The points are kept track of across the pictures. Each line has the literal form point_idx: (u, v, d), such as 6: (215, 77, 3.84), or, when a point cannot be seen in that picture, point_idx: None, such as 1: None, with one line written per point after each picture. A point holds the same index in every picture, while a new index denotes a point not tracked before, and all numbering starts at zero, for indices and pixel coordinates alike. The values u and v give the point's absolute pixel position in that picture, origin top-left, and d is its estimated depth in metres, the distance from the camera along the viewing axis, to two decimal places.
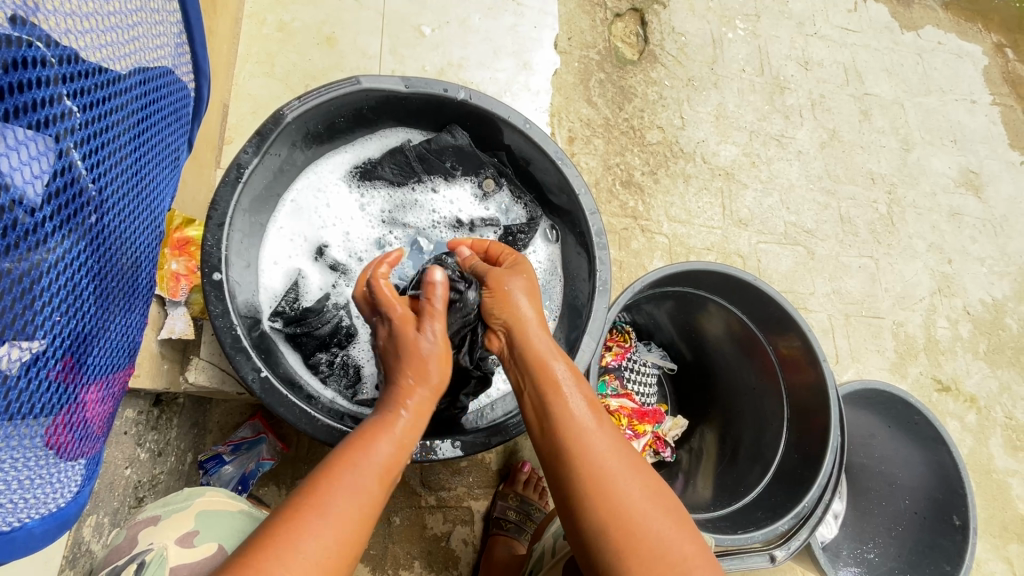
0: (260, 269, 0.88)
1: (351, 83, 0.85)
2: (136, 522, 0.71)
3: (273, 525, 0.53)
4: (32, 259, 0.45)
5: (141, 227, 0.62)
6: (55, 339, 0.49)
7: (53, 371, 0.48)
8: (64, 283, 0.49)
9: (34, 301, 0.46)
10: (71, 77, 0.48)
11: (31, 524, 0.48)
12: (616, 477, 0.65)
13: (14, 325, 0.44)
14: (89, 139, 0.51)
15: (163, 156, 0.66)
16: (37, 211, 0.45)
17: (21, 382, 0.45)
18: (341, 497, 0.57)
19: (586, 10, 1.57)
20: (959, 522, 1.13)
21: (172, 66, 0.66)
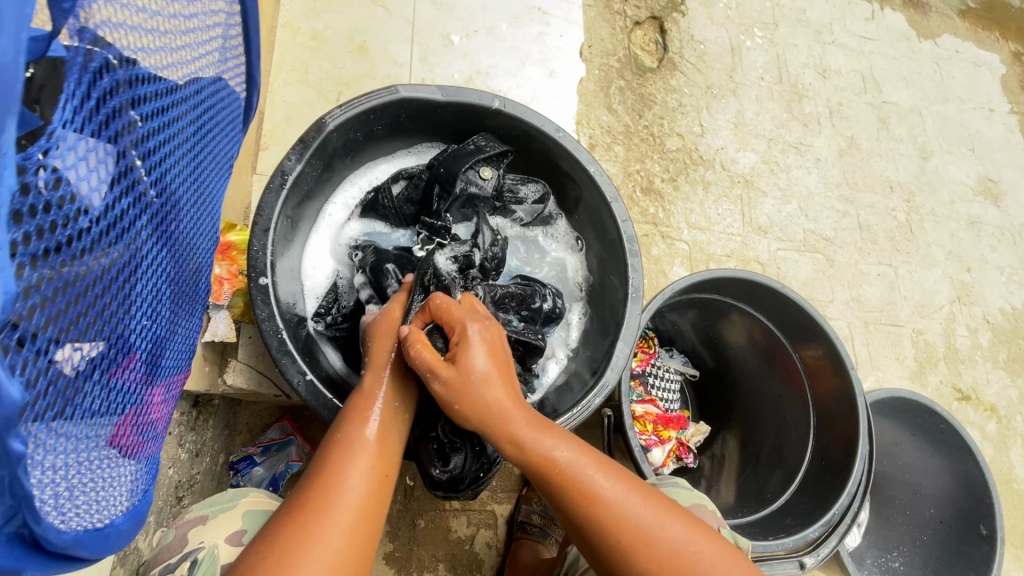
0: (304, 271, 0.91)
1: (390, 92, 0.86)
2: (184, 522, 0.72)
3: (288, 525, 0.56)
4: (111, 265, 0.47)
5: (201, 232, 0.64)
6: (123, 341, 0.50)
7: (131, 371, 0.51)
8: (138, 290, 0.52)
9: (115, 304, 0.49)
10: (134, 88, 0.50)
11: (118, 522, 0.50)
12: (618, 512, 0.63)
13: (90, 329, 0.45)
14: (157, 152, 0.54)
15: (217, 161, 0.68)
16: (106, 217, 0.47)
17: (106, 383, 0.48)
18: (349, 478, 0.60)
19: (607, 18, 1.58)
20: (986, 531, 1.13)
21: (222, 74, 0.68)
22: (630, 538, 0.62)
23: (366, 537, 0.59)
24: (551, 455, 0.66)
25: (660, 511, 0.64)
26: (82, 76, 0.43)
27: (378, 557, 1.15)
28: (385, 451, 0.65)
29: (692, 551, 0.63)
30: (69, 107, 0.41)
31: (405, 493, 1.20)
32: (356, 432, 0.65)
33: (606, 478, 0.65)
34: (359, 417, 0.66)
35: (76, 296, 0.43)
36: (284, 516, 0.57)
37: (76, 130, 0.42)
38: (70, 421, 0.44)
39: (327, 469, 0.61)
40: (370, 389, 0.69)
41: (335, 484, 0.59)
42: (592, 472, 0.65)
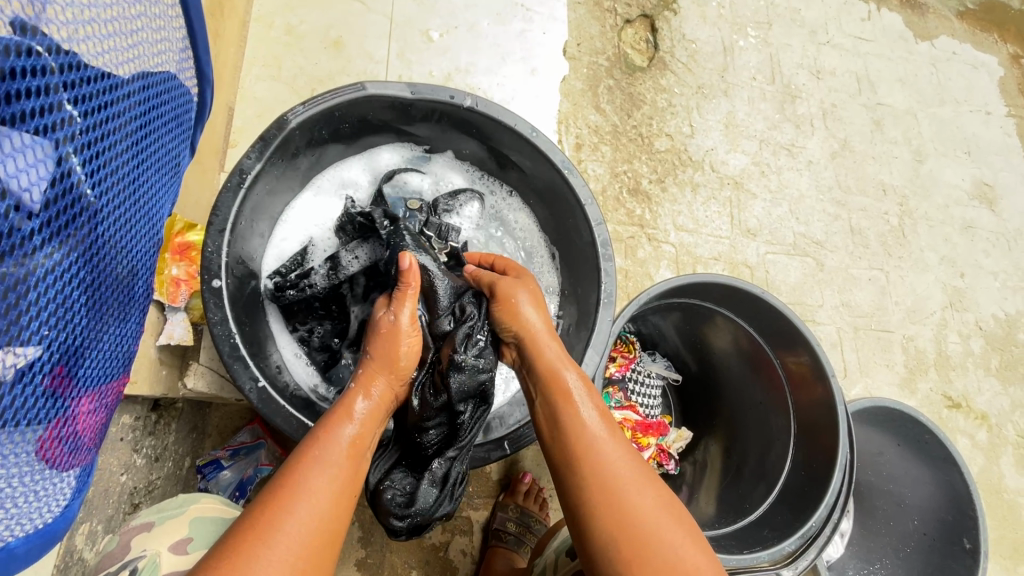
0: (273, 239, 0.90)
1: (356, 89, 0.84)
2: (129, 528, 0.70)
3: (245, 537, 0.51)
4: (15, 273, 0.43)
5: (138, 234, 0.60)
6: (43, 352, 0.47)
7: (39, 384, 0.47)
8: (54, 295, 0.48)
9: (21, 312, 0.44)
10: (71, 82, 0.48)
11: (14, 544, 0.46)
12: (598, 452, 0.64)
13: (2, 336, 0.43)
14: (84, 146, 0.50)
15: (164, 163, 0.65)
16: (30, 221, 0.44)
17: (2, 397, 0.43)
18: (316, 494, 0.56)
19: (596, 15, 1.55)
20: (969, 544, 1.10)
21: (174, 70, 0.66)
22: (603, 483, 0.61)
23: (321, 561, 0.54)
24: (563, 376, 0.70)
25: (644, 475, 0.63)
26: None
27: (348, 563, 1.13)
28: (357, 469, 0.61)
29: (659, 526, 0.59)
30: None
31: None
32: (332, 439, 0.61)
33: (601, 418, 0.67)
34: (338, 427, 0.62)
35: None
36: (242, 525, 0.52)
37: None
38: None
39: (291, 478, 0.56)
40: (351, 404, 0.65)
41: (298, 498, 0.54)
42: (589, 405, 0.68)
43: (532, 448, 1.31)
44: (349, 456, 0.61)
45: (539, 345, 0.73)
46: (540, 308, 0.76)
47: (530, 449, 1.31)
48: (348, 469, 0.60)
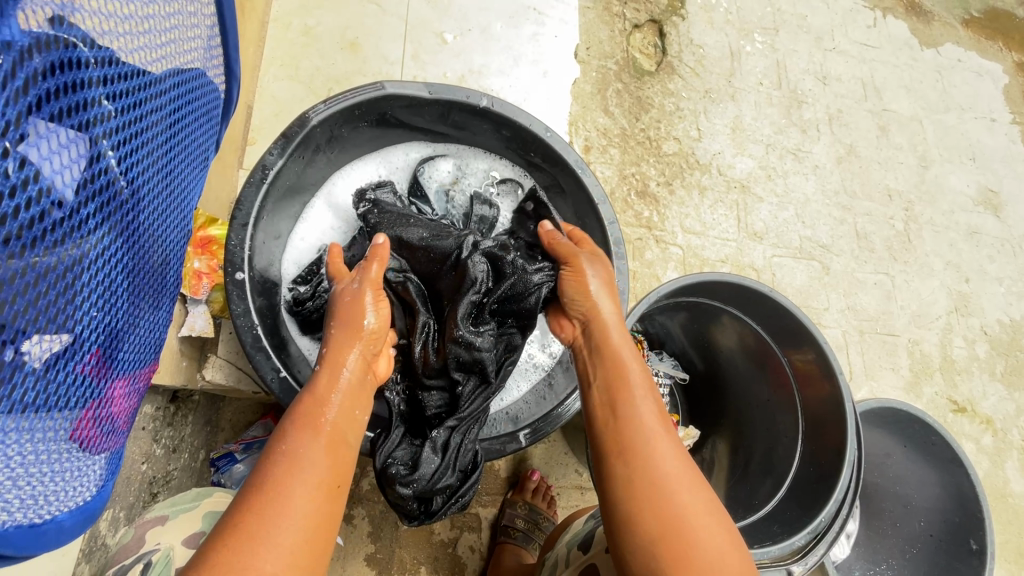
0: (288, 245, 0.91)
1: (376, 88, 0.86)
2: (143, 522, 0.72)
3: (233, 531, 0.52)
4: (63, 260, 0.45)
5: (171, 223, 0.62)
6: (87, 333, 0.49)
7: (83, 364, 0.49)
8: (98, 279, 0.50)
9: (67, 296, 0.46)
10: (109, 77, 0.49)
11: (62, 518, 0.48)
12: (650, 442, 0.65)
13: (50, 318, 0.44)
14: (120, 139, 0.51)
15: (193, 156, 0.67)
16: (74, 207, 0.46)
17: (48, 376, 0.45)
18: (297, 486, 0.56)
19: (606, 20, 1.58)
20: (976, 546, 1.10)
21: (202, 67, 0.67)
22: (650, 475, 0.63)
23: (316, 547, 0.55)
24: (625, 364, 0.72)
25: (694, 473, 0.64)
26: (17, 53, 0.39)
27: (358, 558, 1.14)
28: (337, 454, 0.62)
29: (702, 525, 0.60)
30: (31, 85, 0.40)
31: None
32: (312, 427, 0.61)
33: (654, 411, 0.68)
34: (313, 417, 0.62)
35: (36, 281, 0.42)
36: (230, 521, 0.53)
37: (36, 111, 0.42)
38: (29, 410, 0.43)
39: (273, 471, 0.56)
40: (322, 393, 0.65)
41: (282, 491, 0.55)
42: (645, 396, 0.69)
43: (540, 446, 1.32)
44: (328, 443, 0.61)
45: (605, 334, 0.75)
46: (613, 297, 0.78)
47: (538, 447, 1.32)
48: (327, 458, 0.60)
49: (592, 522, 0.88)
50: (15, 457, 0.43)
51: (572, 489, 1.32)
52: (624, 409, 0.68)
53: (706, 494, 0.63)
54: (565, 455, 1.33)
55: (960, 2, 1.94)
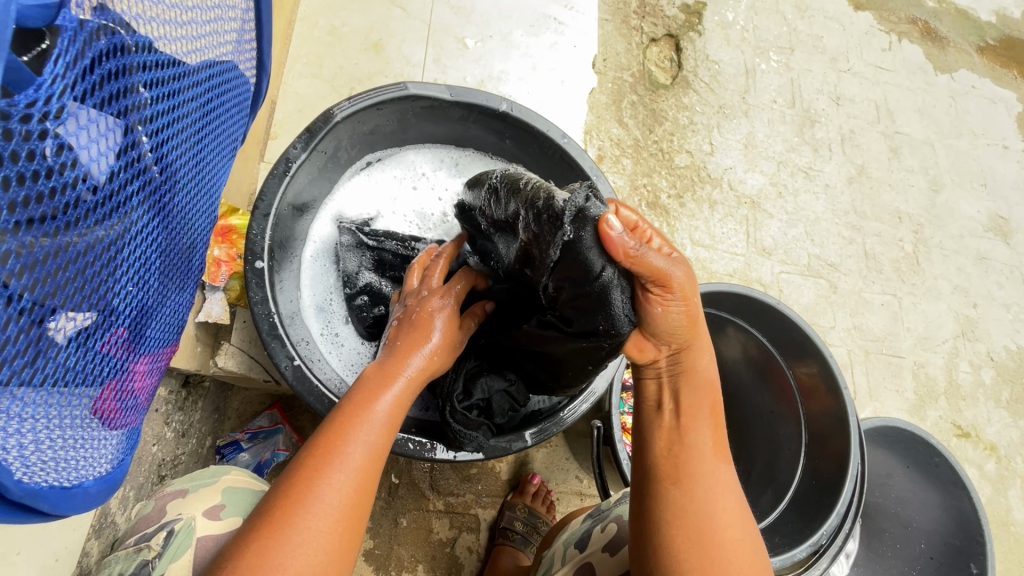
0: (315, 219, 0.94)
1: (399, 88, 0.88)
2: (164, 494, 0.73)
3: (283, 500, 0.52)
4: (107, 237, 0.46)
5: (199, 208, 0.65)
6: (123, 306, 0.51)
7: (120, 336, 0.51)
8: (137, 254, 0.51)
9: (108, 270, 0.47)
10: (165, 63, 0.51)
11: (88, 483, 0.48)
12: (705, 454, 0.63)
13: (94, 290, 0.46)
14: (161, 123, 0.52)
15: (223, 145, 0.69)
16: (122, 184, 0.47)
17: (89, 347, 0.46)
18: (349, 461, 0.55)
19: (623, 32, 1.60)
20: (977, 570, 1.09)
21: (234, 58, 0.68)
22: (700, 493, 0.61)
23: (355, 530, 0.54)
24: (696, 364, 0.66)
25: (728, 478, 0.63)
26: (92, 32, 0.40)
27: (357, 553, 1.14)
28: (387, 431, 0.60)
29: (737, 559, 0.59)
30: (100, 64, 0.41)
31: (389, 490, 1.20)
32: (371, 418, 0.59)
33: (708, 425, 0.65)
34: (373, 405, 0.60)
35: (86, 252, 0.43)
36: (281, 489, 0.53)
37: (94, 95, 0.42)
38: (68, 379, 0.44)
39: (332, 438, 0.56)
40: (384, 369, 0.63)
41: (332, 465, 0.54)
42: (704, 425, 0.65)
43: (542, 450, 1.32)
44: (385, 423, 0.60)
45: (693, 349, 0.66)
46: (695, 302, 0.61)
47: (540, 451, 1.32)
48: (379, 441, 0.59)
49: (589, 521, 0.87)
50: (52, 419, 0.43)
51: (572, 495, 1.33)
52: (688, 425, 0.64)
53: (730, 494, 0.62)
54: (567, 460, 1.33)
55: (976, 29, 1.96)
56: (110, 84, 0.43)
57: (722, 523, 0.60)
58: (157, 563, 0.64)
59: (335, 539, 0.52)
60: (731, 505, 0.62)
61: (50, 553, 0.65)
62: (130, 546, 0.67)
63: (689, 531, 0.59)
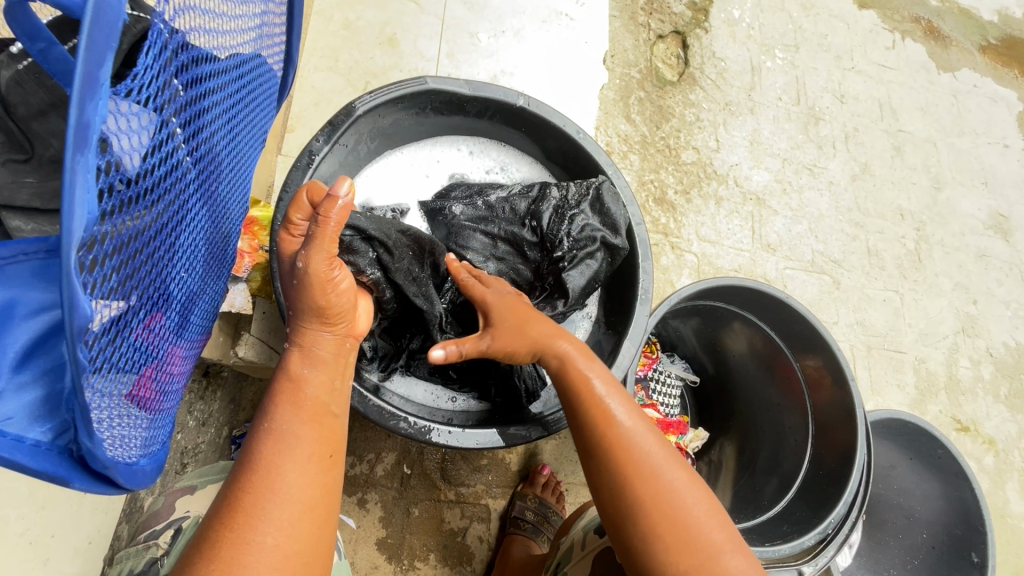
0: None
1: (419, 83, 0.89)
2: (173, 491, 0.76)
3: (240, 487, 0.54)
4: (156, 222, 0.47)
5: (232, 197, 0.66)
6: (166, 292, 0.52)
7: (163, 320, 0.52)
8: (180, 241, 0.53)
9: (158, 257, 0.48)
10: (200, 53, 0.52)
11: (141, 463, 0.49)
12: (645, 451, 0.66)
13: (145, 275, 0.47)
14: (197, 112, 0.53)
15: (252, 135, 0.70)
16: (167, 170, 0.48)
17: (140, 332, 0.48)
18: (283, 457, 0.56)
19: (631, 29, 1.61)
20: (978, 559, 1.12)
21: (261, 51, 0.69)
22: (655, 493, 0.63)
23: (320, 498, 0.57)
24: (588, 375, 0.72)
25: (670, 457, 0.67)
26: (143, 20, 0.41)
27: (370, 542, 1.16)
28: (320, 422, 0.61)
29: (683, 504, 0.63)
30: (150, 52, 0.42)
31: (401, 480, 1.22)
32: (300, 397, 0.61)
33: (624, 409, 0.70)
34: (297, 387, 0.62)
35: (140, 237, 0.44)
36: (234, 483, 0.55)
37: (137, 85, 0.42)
38: (121, 361, 0.45)
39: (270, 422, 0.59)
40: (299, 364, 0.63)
41: (268, 469, 0.55)
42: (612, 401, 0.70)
43: (551, 442, 1.34)
44: (311, 402, 0.61)
45: (549, 351, 0.74)
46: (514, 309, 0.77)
47: (549, 443, 1.34)
48: (312, 431, 0.60)
49: None
50: (109, 400, 0.44)
51: (580, 486, 1.35)
52: (612, 432, 0.67)
53: (682, 471, 0.66)
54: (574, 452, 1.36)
55: (978, 29, 1.98)
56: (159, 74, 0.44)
57: (658, 476, 0.64)
58: (165, 559, 0.66)
59: (302, 506, 0.55)
60: (660, 455, 0.66)
61: (83, 536, 0.66)
62: (141, 542, 0.69)
63: (634, 498, 0.64)
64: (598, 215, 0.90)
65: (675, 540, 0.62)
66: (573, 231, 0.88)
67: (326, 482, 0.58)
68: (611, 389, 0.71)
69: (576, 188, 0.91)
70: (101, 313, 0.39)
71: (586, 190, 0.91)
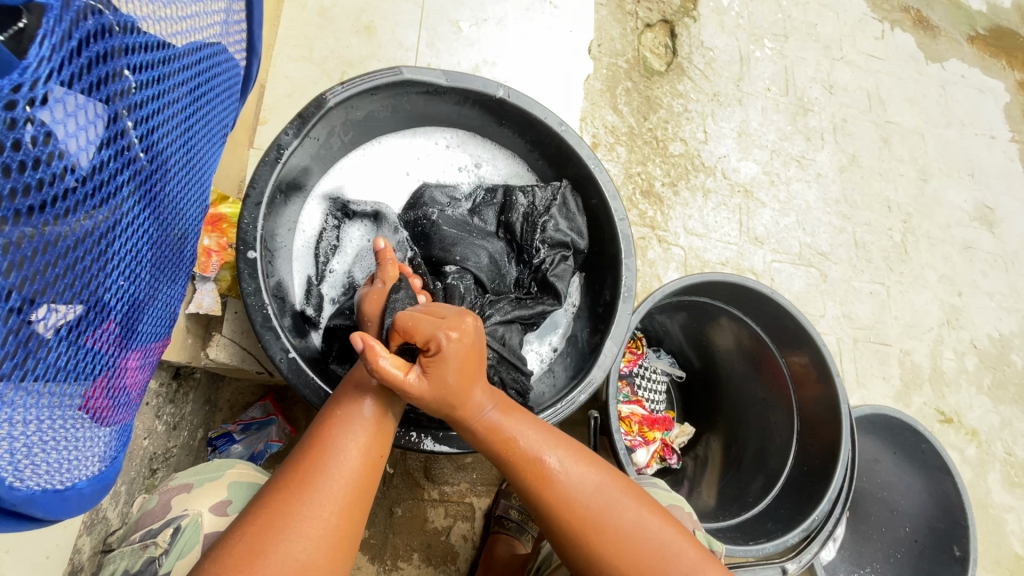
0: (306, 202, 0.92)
1: (393, 73, 0.86)
2: (167, 489, 0.72)
3: (294, 474, 0.60)
4: (99, 229, 0.44)
5: (190, 197, 0.63)
6: (114, 302, 0.49)
7: (112, 332, 0.49)
8: (129, 247, 0.50)
9: (100, 264, 0.45)
10: (155, 46, 0.49)
11: (83, 484, 0.47)
12: (589, 457, 0.70)
13: (85, 285, 0.44)
14: (151, 110, 0.50)
15: (212, 130, 0.67)
16: (112, 174, 0.45)
17: (80, 342, 0.44)
18: (344, 447, 0.62)
19: (618, 17, 1.58)
20: (959, 552, 1.15)
21: (223, 40, 0.65)
22: (618, 516, 0.66)
23: (363, 495, 0.62)
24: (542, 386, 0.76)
25: (611, 462, 0.71)
26: (79, 12, 0.38)
27: None
28: (381, 432, 0.67)
29: (648, 527, 0.66)
30: (87, 45, 0.39)
31: (383, 480, 1.20)
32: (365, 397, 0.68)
33: (538, 433, 0.71)
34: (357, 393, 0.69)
35: (76, 246, 0.42)
36: (287, 470, 0.60)
37: (77, 83, 0.39)
38: (60, 376, 0.43)
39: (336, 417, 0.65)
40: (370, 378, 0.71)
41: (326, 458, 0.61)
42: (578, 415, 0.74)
43: None
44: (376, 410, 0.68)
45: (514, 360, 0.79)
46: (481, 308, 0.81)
47: None
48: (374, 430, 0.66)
49: None
50: (43, 421, 0.41)
51: None
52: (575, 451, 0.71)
53: (631, 500, 0.68)
54: None
55: (966, 18, 1.97)
56: (99, 68, 0.41)
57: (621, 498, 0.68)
58: (166, 559, 0.64)
59: (350, 494, 0.60)
60: (622, 483, 0.69)
61: (40, 551, 0.64)
62: (136, 542, 0.66)
63: (601, 516, 0.66)
64: (564, 219, 0.96)
65: (638, 556, 0.65)
66: (548, 238, 0.94)
67: (369, 487, 0.64)
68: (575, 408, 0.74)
69: (542, 192, 0.96)
70: (19, 322, 0.36)
71: (552, 195, 0.96)
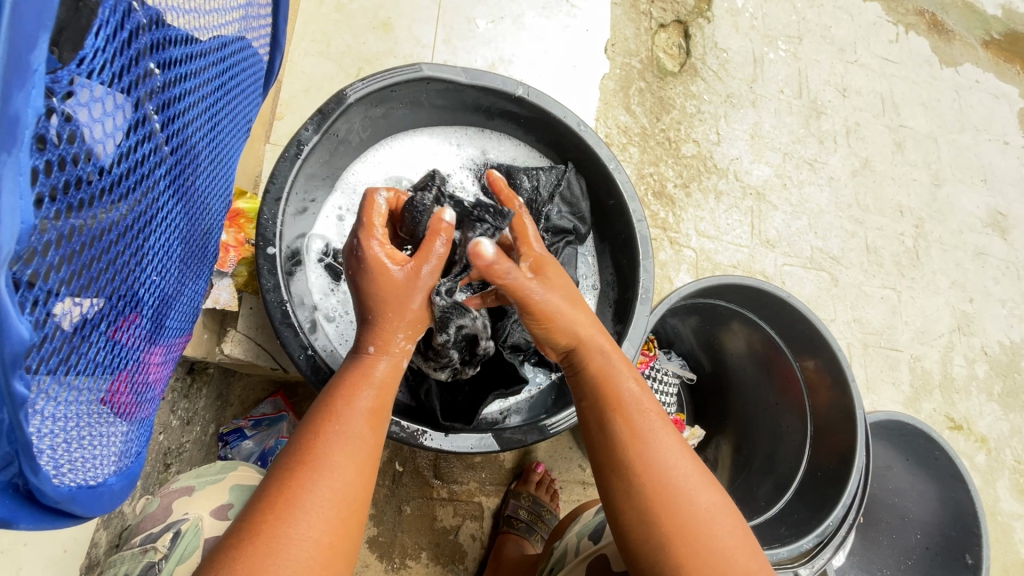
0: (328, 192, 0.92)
1: (414, 70, 0.86)
2: (169, 492, 0.73)
3: (267, 513, 0.51)
4: (136, 224, 0.44)
5: (214, 191, 0.62)
6: (146, 297, 0.49)
7: (142, 329, 0.49)
8: (161, 242, 0.50)
9: (135, 258, 0.45)
10: (186, 38, 0.49)
11: (112, 480, 0.47)
12: (664, 461, 0.63)
13: (122, 280, 0.44)
14: (182, 104, 0.50)
15: (236, 124, 0.67)
16: (148, 169, 0.46)
17: (113, 339, 0.44)
18: (334, 465, 0.55)
19: (632, 17, 1.57)
20: (971, 561, 1.13)
21: (247, 34, 0.64)
22: (682, 532, 0.59)
23: (348, 521, 0.54)
24: (622, 384, 0.69)
25: (699, 473, 0.63)
26: (123, 6, 0.39)
27: (361, 540, 1.14)
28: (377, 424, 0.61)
29: (712, 530, 0.60)
30: (129, 40, 0.40)
31: (393, 478, 1.19)
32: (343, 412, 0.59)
33: (660, 423, 0.66)
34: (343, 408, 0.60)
35: (117, 240, 0.42)
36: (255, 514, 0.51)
37: (118, 79, 0.40)
38: (94, 376, 0.42)
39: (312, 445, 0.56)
40: (359, 374, 0.63)
41: (321, 464, 0.54)
42: (652, 419, 0.66)
43: (546, 439, 1.32)
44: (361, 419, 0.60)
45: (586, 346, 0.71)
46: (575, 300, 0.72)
47: (544, 440, 1.32)
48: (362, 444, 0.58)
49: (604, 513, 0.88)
50: (81, 416, 0.41)
51: (574, 484, 1.34)
52: (640, 453, 0.63)
53: (714, 494, 0.63)
54: (570, 449, 1.34)
55: (981, 23, 1.95)
56: (140, 64, 0.42)
57: (691, 498, 0.61)
58: (166, 564, 0.64)
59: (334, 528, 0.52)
60: (695, 475, 0.63)
61: (58, 544, 0.63)
62: (136, 545, 0.66)
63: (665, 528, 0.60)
64: (567, 205, 0.96)
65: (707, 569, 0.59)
66: (551, 226, 0.96)
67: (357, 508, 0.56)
68: (648, 402, 0.68)
69: (547, 176, 0.95)
70: (68, 317, 0.36)
71: (556, 178, 0.95)
